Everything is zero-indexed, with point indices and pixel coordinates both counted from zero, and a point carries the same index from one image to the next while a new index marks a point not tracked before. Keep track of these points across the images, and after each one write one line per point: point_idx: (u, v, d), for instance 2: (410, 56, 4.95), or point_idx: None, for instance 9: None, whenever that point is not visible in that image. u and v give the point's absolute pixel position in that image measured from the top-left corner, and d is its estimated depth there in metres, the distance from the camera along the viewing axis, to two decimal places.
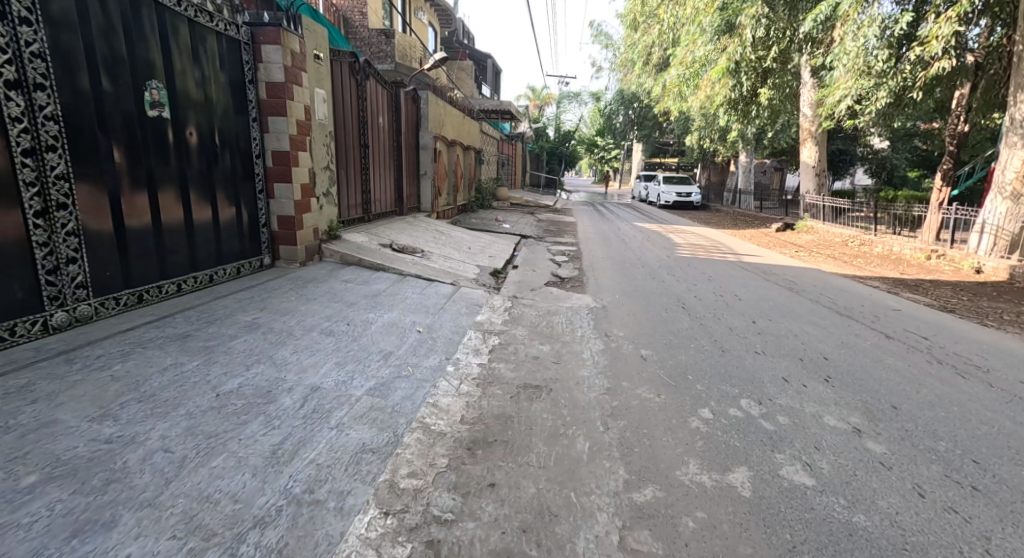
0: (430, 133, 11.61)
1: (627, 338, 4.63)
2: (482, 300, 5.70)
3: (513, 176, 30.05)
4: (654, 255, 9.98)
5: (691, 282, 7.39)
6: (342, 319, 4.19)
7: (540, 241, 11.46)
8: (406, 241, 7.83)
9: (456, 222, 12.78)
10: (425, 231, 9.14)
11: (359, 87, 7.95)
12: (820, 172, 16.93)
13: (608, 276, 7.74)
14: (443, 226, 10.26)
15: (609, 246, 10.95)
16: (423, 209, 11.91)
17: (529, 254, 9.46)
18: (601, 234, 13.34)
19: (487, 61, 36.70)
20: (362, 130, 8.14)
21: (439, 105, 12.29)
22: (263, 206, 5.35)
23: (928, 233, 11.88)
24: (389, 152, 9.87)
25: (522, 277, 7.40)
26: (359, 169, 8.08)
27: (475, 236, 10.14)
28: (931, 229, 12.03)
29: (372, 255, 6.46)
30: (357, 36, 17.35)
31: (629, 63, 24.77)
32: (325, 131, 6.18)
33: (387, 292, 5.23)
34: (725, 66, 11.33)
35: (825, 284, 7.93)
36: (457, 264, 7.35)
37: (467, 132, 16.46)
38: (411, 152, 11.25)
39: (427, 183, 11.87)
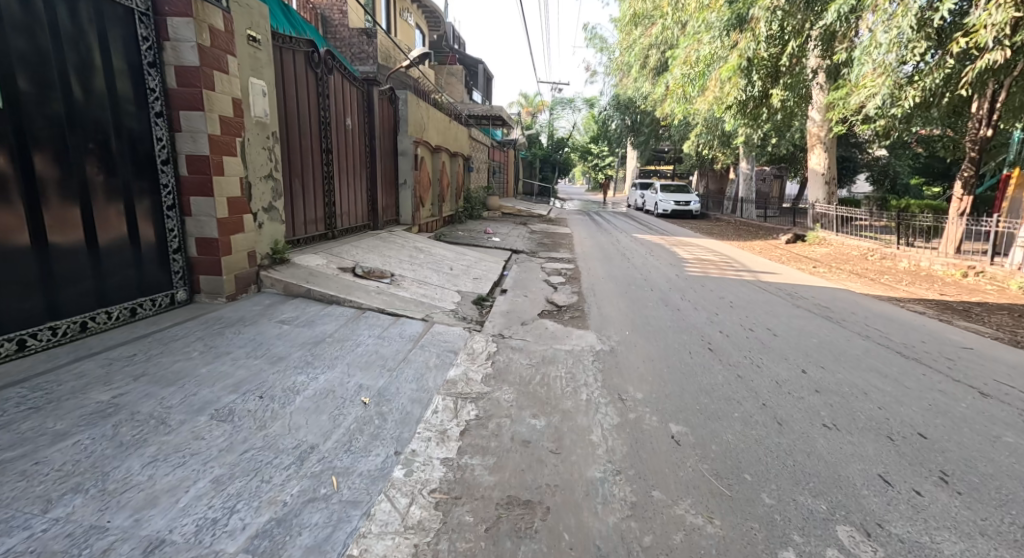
0: (411, 138, 10.48)
1: (648, 404, 3.47)
2: (459, 343, 4.52)
3: (505, 185, 29.10)
4: (662, 275, 8.83)
5: (711, 310, 6.26)
6: (257, 387, 3.00)
7: (533, 257, 10.31)
8: (374, 263, 6.64)
9: (440, 235, 11.65)
10: (400, 249, 7.95)
11: (320, 82, 6.80)
12: (830, 179, 15.99)
13: (613, 303, 6.60)
14: (424, 243, 9.08)
15: (610, 264, 9.82)
16: (403, 221, 10.76)
17: (520, 275, 8.31)
18: (600, 248, 12.23)
19: (478, 67, 35.86)
20: (324, 133, 6.99)
21: (421, 107, 11.22)
22: (174, 225, 4.15)
23: (948, 245, 10.89)
24: (362, 160, 8.72)
25: (512, 306, 6.24)
26: (320, 178, 6.92)
27: (459, 253, 8.98)
28: (951, 240, 10.98)
29: (329, 283, 5.27)
30: (336, 36, 16.27)
31: (626, 67, 23.90)
32: (265, 131, 5.01)
33: (335, 338, 4.03)
34: (736, 64, 10.33)
35: (864, 309, 6.83)
36: (434, 292, 6.18)
37: (454, 138, 15.37)
38: (389, 159, 10.12)
39: (408, 193, 10.74)
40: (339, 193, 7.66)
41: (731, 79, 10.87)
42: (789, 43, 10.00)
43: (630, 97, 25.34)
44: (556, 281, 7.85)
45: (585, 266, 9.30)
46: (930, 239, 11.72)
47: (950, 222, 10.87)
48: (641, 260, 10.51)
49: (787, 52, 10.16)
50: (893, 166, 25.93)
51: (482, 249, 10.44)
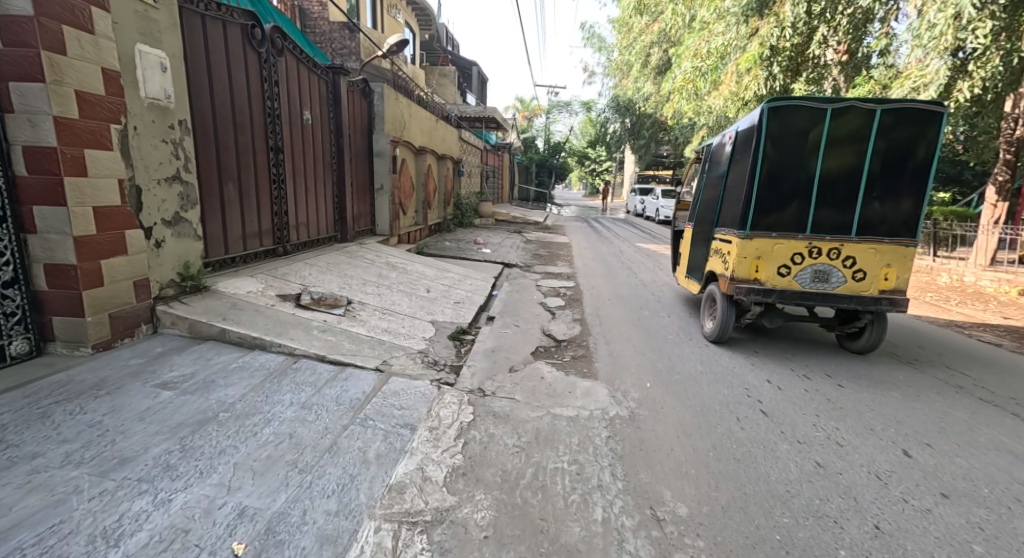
0: (389, 137, 9.30)
1: (698, 535, 2.24)
2: (422, 409, 3.28)
3: (500, 191, 28.05)
4: (675, 294, 7.63)
5: (745, 346, 5.06)
6: (37, 551, 1.76)
7: (528, 273, 9.11)
8: (331, 287, 5.40)
9: (424, 247, 10.46)
10: (368, 267, 6.71)
11: (264, 65, 5.58)
12: None
13: (624, 335, 5.39)
14: (401, 258, 7.86)
15: (614, 280, 8.64)
16: (378, 232, 9.59)
17: (512, 297, 7.09)
18: (602, 261, 11.08)
19: (472, 69, 34.93)
20: (269, 127, 5.78)
21: (401, 103, 10.08)
22: (4, 247, 2.91)
23: (980, 256, 10.21)
24: (327, 162, 7.51)
25: (500, 342, 5.04)
26: (263, 183, 5.69)
27: (442, 270, 7.77)
28: (983, 251, 10.23)
29: (256, 319, 4.02)
30: (316, 30, 15.12)
31: (625, 67, 22.95)
32: (167, 119, 3.77)
33: (234, 411, 2.80)
34: (758, 53, 9.24)
35: (930, 339, 5.64)
36: (401, 324, 4.96)
37: (442, 140, 14.25)
38: (361, 161, 8.92)
39: (385, 200, 9.53)
40: (293, 201, 6.43)
41: (752, 70, 9.74)
42: (817, 31, 8.96)
43: (630, 99, 24.42)
44: (553, 305, 6.63)
45: (585, 285, 8.12)
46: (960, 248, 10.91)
47: (982, 233, 10.18)
48: (648, 275, 9.35)
49: (813, 41, 9.12)
50: None
51: (469, 264, 9.22)
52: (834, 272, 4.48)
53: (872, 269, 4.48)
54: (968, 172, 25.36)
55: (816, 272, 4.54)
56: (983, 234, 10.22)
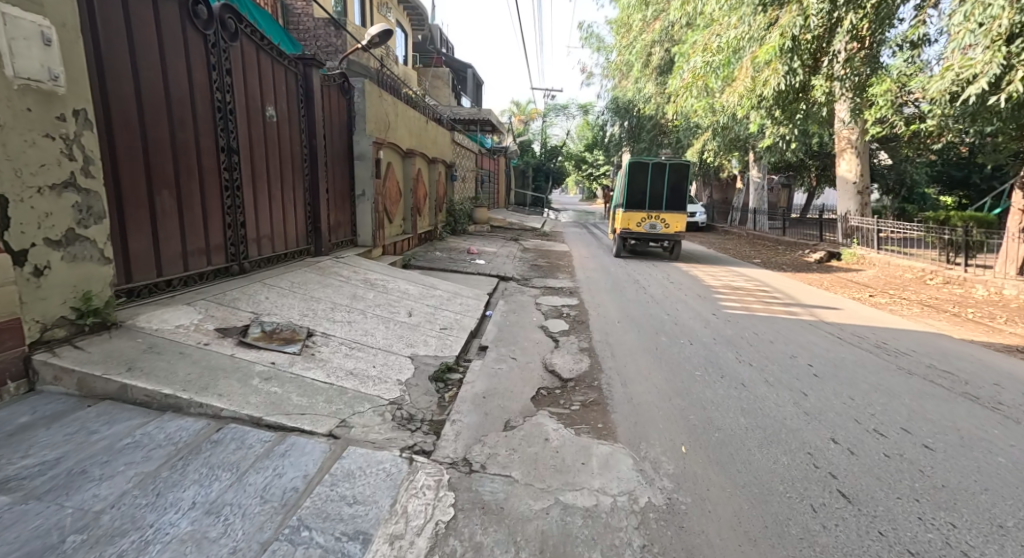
0: (371, 137, 8.45)
1: None
2: (385, 502, 2.39)
3: (496, 196, 27.28)
4: (692, 314, 6.76)
5: (789, 386, 4.19)
6: None
7: (526, 289, 8.26)
8: (291, 316, 4.51)
9: (412, 259, 9.61)
10: (340, 287, 5.81)
11: (208, 48, 4.70)
12: (862, 188, 14.33)
13: (641, 371, 4.51)
14: (382, 274, 6.97)
15: (621, 296, 7.78)
16: (361, 243, 8.72)
17: (507, 321, 6.21)
18: (606, 273, 10.24)
19: (468, 72, 34.29)
20: (218, 123, 4.88)
21: (386, 101, 9.29)
22: None
23: (1007, 264, 9.35)
24: (297, 164, 6.63)
25: (492, 384, 4.15)
26: (208, 189, 4.78)
27: (429, 289, 6.89)
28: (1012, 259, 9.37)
29: (177, 366, 3.11)
30: (299, 27, 14.27)
31: (625, 68, 22.21)
32: (53, 108, 2.87)
33: (94, 532, 1.90)
34: (779, 44, 8.38)
35: (1003, 371, 4.77)
36: (372, 363, 4.05)
37: (433, 142, 13.41)
38: (340, 164, 8.05)
39: (366, 206, 8.67)
40: (251, 210, 5.54)
41: (770, 63, 8.89)
42: (843, 19, 8.15)
43: (630, 100, 23.69)
44: (555, 331, 5.76)
45: (589, 303, 7.24)
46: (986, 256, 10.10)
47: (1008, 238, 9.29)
48: (658, 290, 8.51)
49: (838, 30, 8.30)
50: (911, 174, 24.44)
51: (460, 280, 8.33)
52: (657, 225, 13.11)
53: (672, 223, 13.08)
54: (975, 175, 24.77)
55: (651, 224, 13.16)
56: (1009, 240, 9.33)
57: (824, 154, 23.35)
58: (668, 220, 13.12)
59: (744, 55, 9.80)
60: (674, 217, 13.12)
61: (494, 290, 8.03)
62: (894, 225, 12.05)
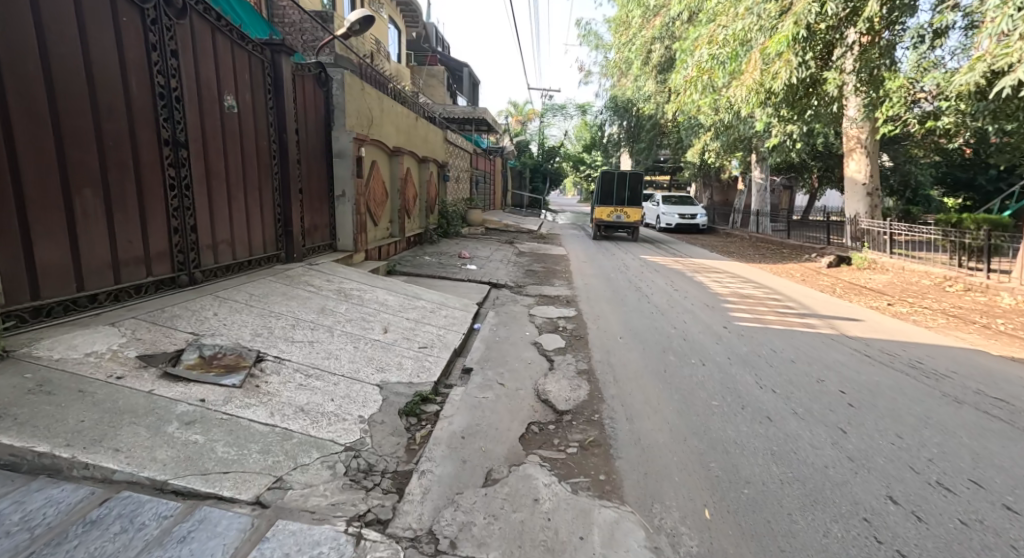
0: (351, 133, 7.82)
1: None
2: None
3: (492, 197, 26.69)
4: (701, 327, 6.14)
5: (823, 421, 3.56)
6: None
7: (520, 298, 7.64)
8: (241, 337, 3.87)
9: (398, 265, 8.99)
10: (307, 300, 5.16)
11: (145, 25, 4.08)
12: (870, 188, 13.79)
13: (648, 401, 3.89)
14: (360, 283, 6.34)
15: (622, 306, 7.16)
16: (341, 248, 8.08)
17: (497, 337, 5.58)
18: (605, 280, 9.64)
19: (464, 70, 33.66)
20: (161, 112, 4.25)
21: (370, 95, 8.70)
22: None
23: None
24: (265, 161, 5.99)
25: (474, 420, 3.51)
26: (147, 188, 4.14)
27: (411, 299, 6.25)
28: None
29: (67, 411, 2.44)
30: (284, 20, 13.65)
31: (624, 66, 21.68)
32: None
33: None
34: (791, 34, 7.76)
35: None
36: (330, 396, 3.40)
37: (424, 140, 12.80)
38: (317, 162, 7.42)
39: (347, 208, 8.05)
40: (206, 213, 4.90)
41: (781, 55, 8.28)
42: (860, 6, 7.54)
43: (629, 99, 23.16)
44: (550, 349, 5.13)
45: (587, 314, 6.61)
46: (1005, 261, 9.53)
47: None
48: (661, 298, 7.90)
49: (855, 18, 7.69)
50: (916, 175, 23.91)
51: (448, 289, 7.69)
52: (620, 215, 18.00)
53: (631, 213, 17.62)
54: (981, 177, 24.26)
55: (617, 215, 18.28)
56: None
57: (828, 154, 22.81)
58: (629, 213, 17.85)
59: (753, 47, 9.19)
60: (635, 210, 17.70)
61: (485, 300, 7.39)
62: (908, 228, 11.44)
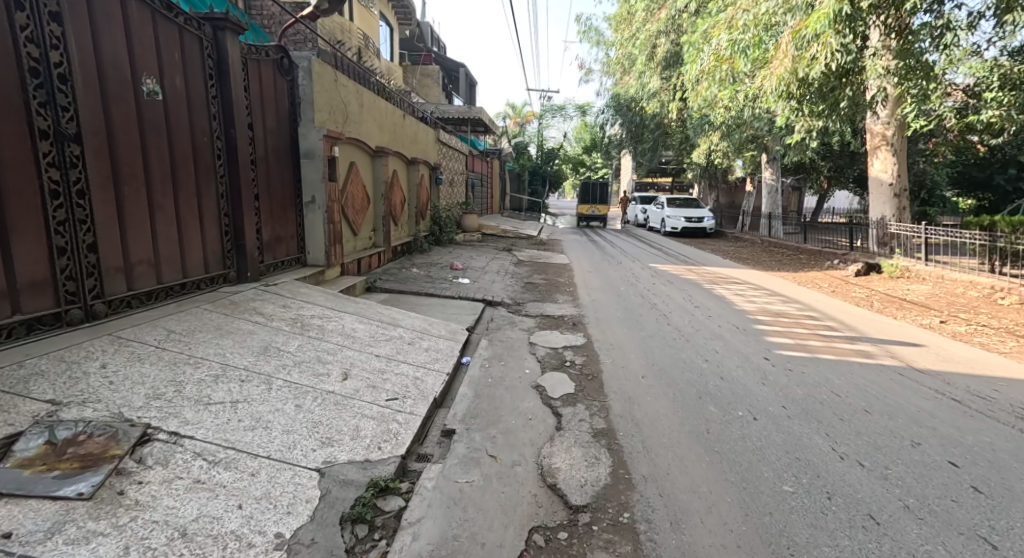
0: (322, 130, 6.75)
1: None
2: None
3: (489, 201, 25.66)
4: (738, 360, 5.05)
5: (954, 525, 2.47)
6: None
7: (518, 320, 6.58)
8: (130, 401, 2.78)
9: (380, 282, 7.94)
10: (248, 336, 4.07)
11: None
12: (898, 189, 12.85)
13: (695, 487, 2.81)
14: (325, 308, 5.26)
15: (637, 331, 6.09)
16: (312, 262, 7.02)
17: (489, 378, 4.48)
18: (614, 294, 8.60)
19: (460, 70, 32.67)
20: (34, 94, 3.21)
21: (347, 88, 7.69)
22: None
23: None
24: (207, 161, 4.93)
25: (451, 531, 2.43)
26: (9, 195, 3.08)
27: (385, 329, 5.17)
28: None
29: None
30: (262, 13, 12.62)
31: (626, 63, 20.76)
32: None
33: None
34: (834, 11, 6.71)
35: None
36: (237, 501, 2.31)
37: (412, 140, 11.78)
38: (281, 163, 6.36)
39: (318, 216, 6.99)
40: (115, 226, 3.83)
41: (818, 37, 7.26)
42: None
43: (632, 97, 22.23)
44: (554, 398, 4.04)
45: (598, 344, 5.53)
46: None
47: None
48: (681, 319, 6.82)
49: None
50: (930, 175, 22.93)
51: (434, 312, 6.61)
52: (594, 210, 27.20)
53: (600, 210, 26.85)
54: (998, 176, 22.94)
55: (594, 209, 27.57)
56: None
57: (840, 154, 21.80)
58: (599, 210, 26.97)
59: (780, 31, 8.16)
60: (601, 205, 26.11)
61: (477, 325, 6.31)
62: (936, 230, 10.49)
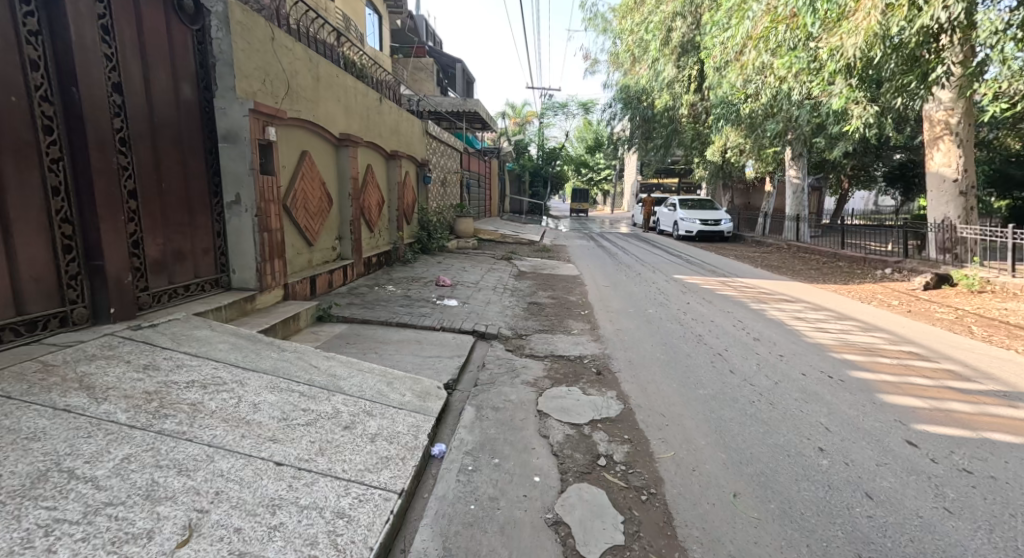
0: (247, 103, 4.89)
1: None
2: None
3: (487, 203, 23.80)
4: (873, 451, 3.15)
5: None
6: None
7: (521, 369, 4.72)
8: None
9: (341, 309, 6.09)
10: (20, 448, 2.18)
11: None
12: (964, 186, 11.03)
13: None
14: (222, 368, 3.37)
15: (692, 389, 4.19)
16: (239, 285, 5.16)
17: (471, 508, 2.58)
18: (644, 320, 6.73)
19: (457, 66, 30.60)
20: None
21: (292, 52, 5.88)
22: None
23: None
24: (17, 132, 3.07)
25: None
26: None
27: (311, 402, 3.27)
28: None
29: None
30: None
31: (636, 52, 19.00)
32: None
33: None
34: None
35: None
36: None
37: (393, 130, 9.97)
38: (181, 147, 4.50)
39: (246, 221, 5.10)
40: None
41: None
42: None
43: (641, 89, 20.50)
44: None
45: (642, 418, 3.62)
46: None
47: None
48: (746, 364, 4.92)
49: None
50: None
51: (402, 359, 4.73)
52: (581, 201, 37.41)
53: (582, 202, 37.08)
54: None
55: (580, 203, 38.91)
56: None
57: (868, 150, 20.02)
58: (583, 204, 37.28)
59: None
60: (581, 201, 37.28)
61: (458, 381, 4.43)
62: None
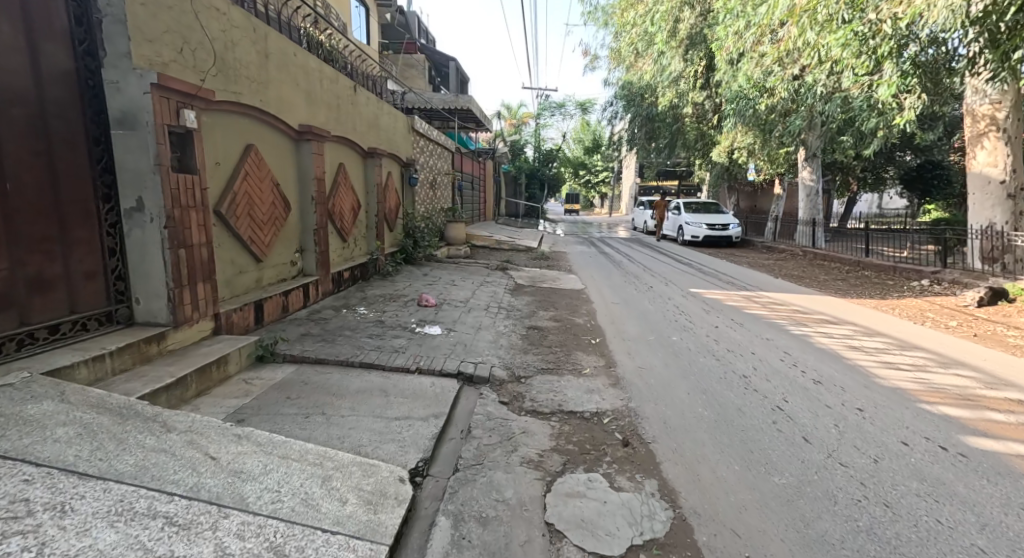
0: (147, 75, 3.60)
1: None
2: None
3: (481, 206, 22.54)
4: None
5: None
6: None
7: (521, 442, 3.45)
8: None
9: (292, 344, 4.80)
10: None
11: None
12: (1012, 188, 9.85)
13: None
14: (39, 479, 2.08)
15: (764, 479, 2.94)
16: (145, 320, 3.89)
17: None
18: (671, 352, 5.49)
19: (450, 64, 29.29)
20: None
21: (224, 16, 4.59)
22: None
23: None
24: None
25: None
26: None
27: (179, 541, 1.99)
28: None
29: None
30: None
31: (639, 46, 17.79)
32: None
33: None
34: None
35: None
36: None
37: (371, 124, 8.70)
38: (42, 132, 3.21)
39: (152, 234, 3.81)
40: None
41: None
42: None
43: (645, 85, 19.29)
44: None
45: (707, 542, 2.37)
46: None
47: None
48: (821, 426, 3.68)
49: None
50: None
51: (358, 425, 3.46)
52: None
53: None
54: None
55: None
56: None
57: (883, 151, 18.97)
58: None
59: None
60: None
61: (431, 462, 3.16)
62: None
